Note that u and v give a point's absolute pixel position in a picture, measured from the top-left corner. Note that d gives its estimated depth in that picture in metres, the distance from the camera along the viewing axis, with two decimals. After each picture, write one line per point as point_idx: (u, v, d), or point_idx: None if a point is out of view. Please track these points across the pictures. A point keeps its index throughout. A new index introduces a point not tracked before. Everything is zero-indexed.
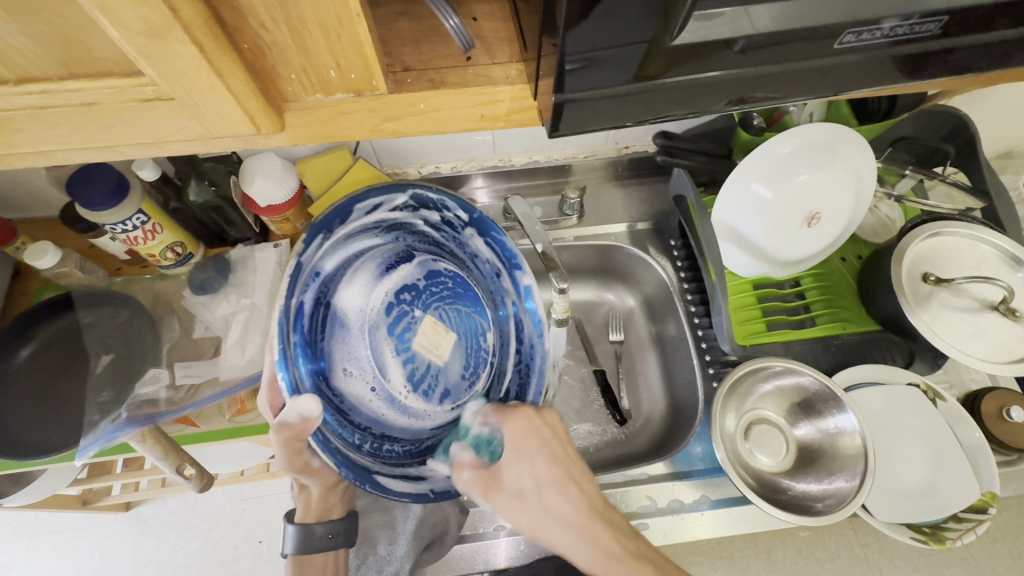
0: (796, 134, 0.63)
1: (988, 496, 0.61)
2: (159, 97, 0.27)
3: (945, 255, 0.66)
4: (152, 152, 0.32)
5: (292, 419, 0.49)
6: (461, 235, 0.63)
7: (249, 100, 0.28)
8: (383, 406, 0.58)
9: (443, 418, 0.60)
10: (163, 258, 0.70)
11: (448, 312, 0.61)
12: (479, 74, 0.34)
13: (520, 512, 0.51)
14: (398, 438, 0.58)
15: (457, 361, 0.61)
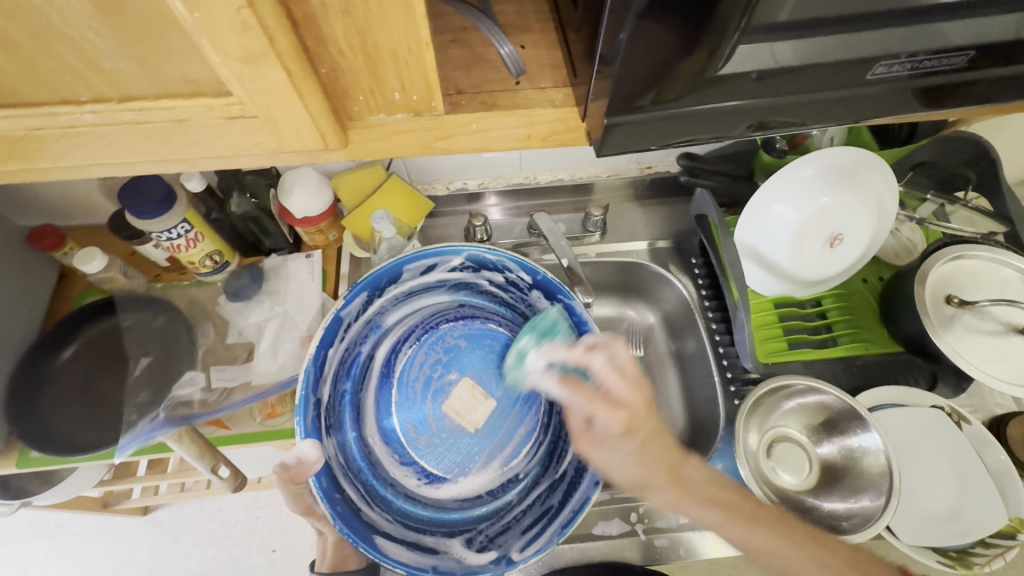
0: (819, 157, 0.64)
1: (1017, 521, 0.60)
2: (242, 115, 0.30)
3: (968, 277, 0.66)
4: (224, 165, 0.35)
5: (291, 461, 0.56)
6: (526, 295, 0.68)
7: (322, 118, 0.31)
8: (411, 463, 0.66)
9: (467, 492, 0.66)
10: (202, 266, 0.73)
11: (487, 380, 0.69)
12: (527, 97, 0.36)
13: (620, 466, 0.51)
14: (421, 502, 0.65)
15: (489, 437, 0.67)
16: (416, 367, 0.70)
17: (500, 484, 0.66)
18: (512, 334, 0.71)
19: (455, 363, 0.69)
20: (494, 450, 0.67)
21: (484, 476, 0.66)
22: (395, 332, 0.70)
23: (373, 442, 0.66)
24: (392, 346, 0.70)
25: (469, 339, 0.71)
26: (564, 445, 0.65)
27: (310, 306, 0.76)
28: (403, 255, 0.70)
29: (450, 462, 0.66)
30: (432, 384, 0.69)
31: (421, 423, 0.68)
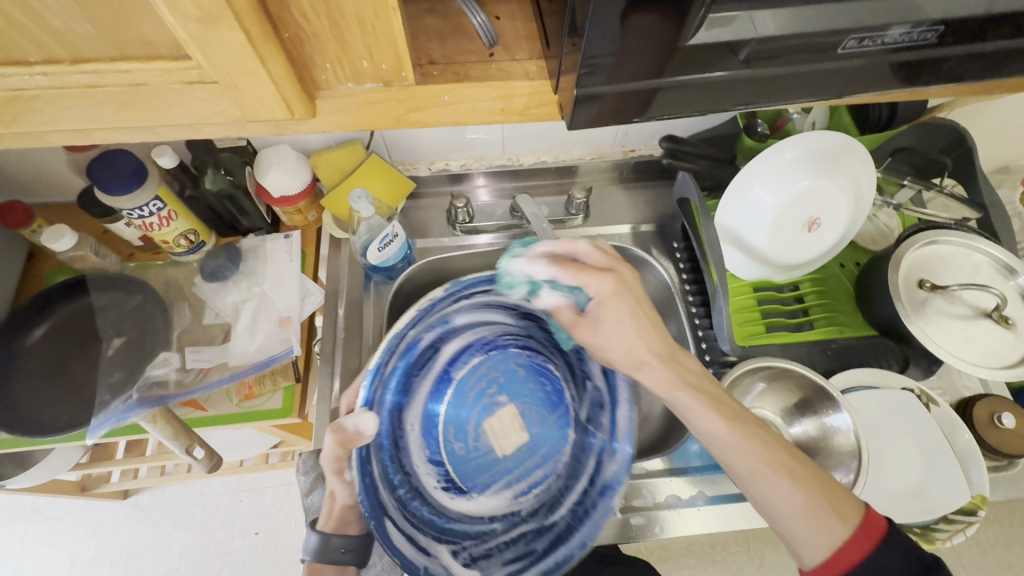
0: (800, 140, 0.64)
1: (978, 499, 0.64)
2: (202, 80, 0.29)
3: (940, 263, 0.68)
4: (188, 135, 0.34)
5: (349, 427, 0.51)
6: (585, 354, 0.62)
7: (287, 86, 0.30)
8: (433, 459, 0.60)
9: (467, 504, 0.60)
10: (177, 245, 0.72)
11: (534, 411, 0.63)
12: (501, 69, 0.36)
13: (623, 339, 0.53)
14: (426, 501, 0.58)
15: (513, 462, 0.62)
16: (475, 376, 0.63)
17: (506, 514, 0.60)
18: (564, 381, 0.63)
19: (507, 388, 0.63)
20: (512, 477, 0.61)
21: (494, 499, 0.60)
22: (483, 339, 0.63)
23: (408, 432, 0.59)
24: (461, 346, 0.62)
25: (525, 372, 0.63)
26: (567, 495, 0.58)
27: (288, 287, 0.75)
28: (382, 236, 0.69)
29: (469, 472, 0.61)
30: (479, 398, 0.63)
31: (460, 433, 0.62)
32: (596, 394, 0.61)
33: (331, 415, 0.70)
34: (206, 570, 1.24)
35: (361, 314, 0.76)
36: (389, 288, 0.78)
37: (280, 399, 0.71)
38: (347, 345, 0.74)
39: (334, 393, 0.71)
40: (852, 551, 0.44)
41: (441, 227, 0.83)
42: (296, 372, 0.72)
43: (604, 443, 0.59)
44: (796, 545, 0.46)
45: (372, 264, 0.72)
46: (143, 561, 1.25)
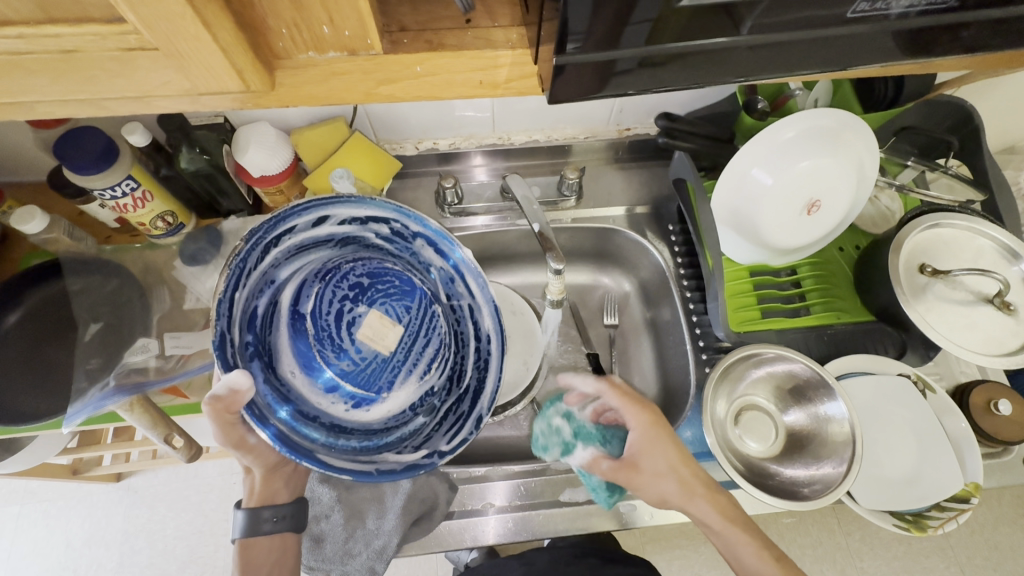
0: (800, 119, 0.62)
1: (972, 486, 0.62)
2: (142, 47, 0.27)
3: (943, 247, 0.65)
4: (138, 108, 0.31)
5: (222, 392, 0.49)
6: (414, 245, 0.56)
7: (237, 53, 0.28)
8: (328, 383, 0.58)
9: (384, 409, 0.59)
10: (154, 228, 0.69)
11: (397, 305, 0.60)
12: (478, 38, 0.33)
13: (660, 482, 0.55)
14: (346, 428, 0.56)
15: (404, 354, 0.60)
16: (327, 303, 0.59)
17: (421, 398, 0.59)
18: (406, 272, 0.59)
19: (365, 296, 0.60)
20: (408, 367, 0.60)
21: (404, 390, 0.60)
22: (311, 281, 0.58)
23: (290, 379, 0.56)
24: (299, 286, 0.57)
25: (370, 279, 0.60)
26: (466, 359, 0.58)
27: None
28: None
29: (368, 380, 0.59)
30: (345, 323, 0.59)
31: (334, 346, 0.59)
32: (443, 276, 0.57)
33: None
34: (201, 550, 1.25)
35: None
36: None
37: None
38: None
39: None
40: None
41: (429, 209, 0.81)
42: None
43: (474, 302, 0.57)
44: None
45: None
46: (138, 543, 1.25)
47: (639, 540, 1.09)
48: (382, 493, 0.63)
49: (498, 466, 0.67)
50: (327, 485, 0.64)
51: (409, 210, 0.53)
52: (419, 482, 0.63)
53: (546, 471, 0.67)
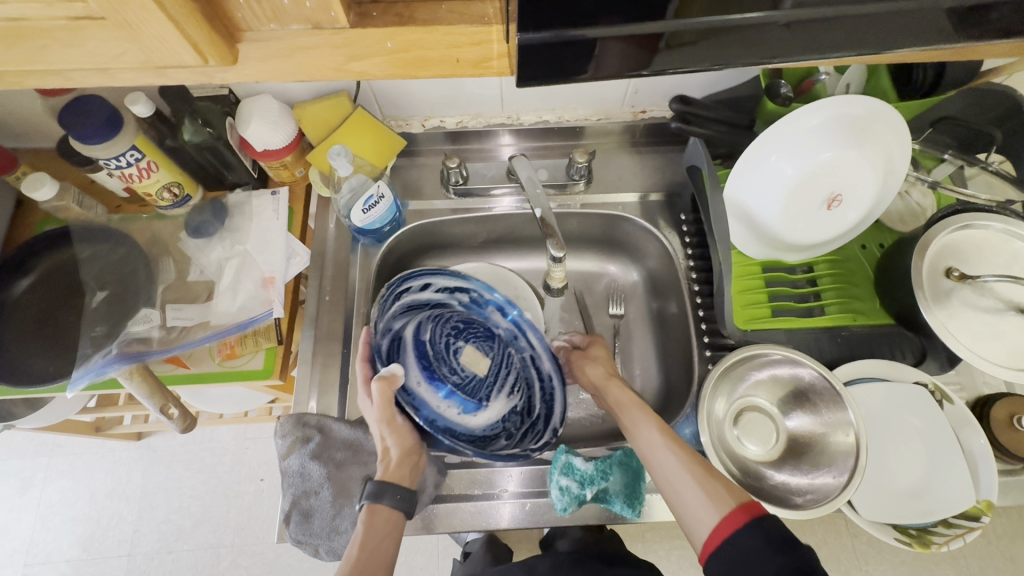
0: (828, 105, 0.58)
1: (984, 504, 0.59)
2: (90, 17, 0.27)
3: (974, 249, 0.61)
4: (101, 79, 0.33)
5: (388, 372, 0.60)
6: (487, 310, 0.67)
7: (189, 24, 0.29)
8: (444, 396, 0.69)
9: (486, 418, 0.69)
10: (161, 198, 0.70)
11: (484, 341, 0.71)
12: (452, 11, 0.34)
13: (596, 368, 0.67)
14: (458, 430, 0.67)
15: (495, 382, 0.70)
16: (433, 340, 0.70)
17: (509, 414, 0.69)
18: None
19: (463, 334, 0.70)
20: (499, 386, 0.70)
21: (497, 404, 0.70)
22: (419, 322, 0.69)
23: (414, 387, 0.67)
24: (414, 326, 0.69)
25: (465, 323, 0.70)
26: (534, 389, 0.67)
27: (273, 247, 0.72)
28: (367, 196, 0.67)
29: (472, 391, 0.70)
30: (451, 351, 0.70)
31: (446, 366, 0.70)
32: (508, 333, 0.67)
33: (312, 377, 0.70)
34: (214, 510, 1.30)
35: (347, 276, 0.75)
36: (378, 251, 0.76)
37: (262, 360, 0.69)
38: (330, 309, 0.73)
39: (315, 356, 0.71)
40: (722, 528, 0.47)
41: (434, 188, 0.80)
42: (279, 333, 0.70)
43: (534, 352, 0.66)
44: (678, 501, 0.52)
45: (357, 226, 0.70)
46: (156, 499, 1.31)
47: (636, 529, 1.08)
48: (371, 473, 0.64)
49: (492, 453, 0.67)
50: (317, 461, 0.63)
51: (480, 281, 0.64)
52: None
53: (540, 461, 0.66)
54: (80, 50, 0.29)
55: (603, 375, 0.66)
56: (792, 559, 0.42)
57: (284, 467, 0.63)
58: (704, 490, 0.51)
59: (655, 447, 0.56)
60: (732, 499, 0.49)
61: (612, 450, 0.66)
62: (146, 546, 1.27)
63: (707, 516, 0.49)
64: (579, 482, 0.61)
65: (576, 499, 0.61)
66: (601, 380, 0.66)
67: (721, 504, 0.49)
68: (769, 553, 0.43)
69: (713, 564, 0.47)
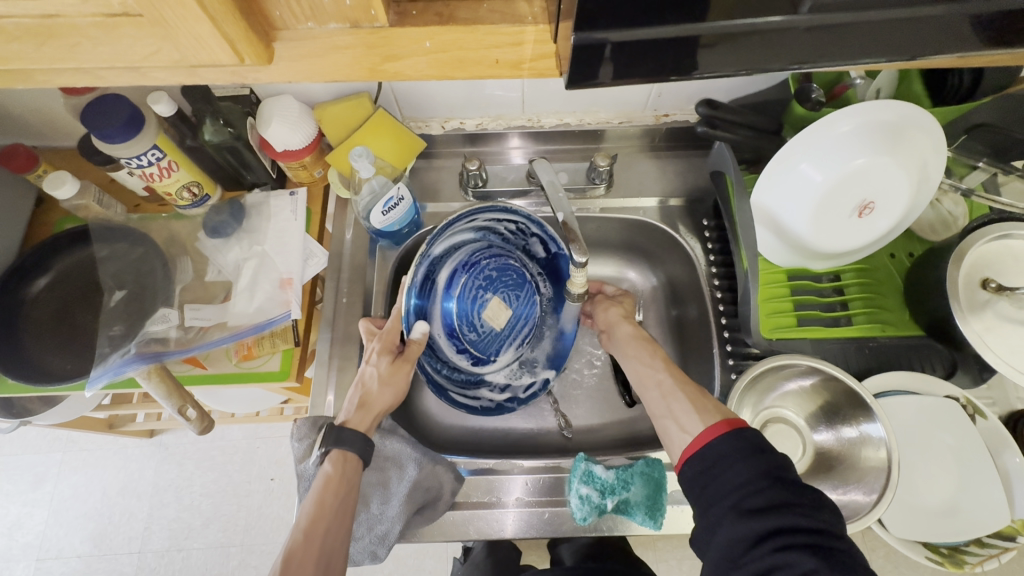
0: (858, 112, 0.56)
1: (1019, 524, 0.57)
2: (125, 13, 0.27)
3: (1010, 260, 0.59)
4: (135, 78, 0.33)
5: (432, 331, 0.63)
6: (528, 240, 0.71)
7: (226, 22, 0.28)
8: (463, 337, 0.70)
9: (493, 363, 0.72)
10: (180, 198, 0.70)
11: (513, 291, 0.70)
12: (492, 10, 0.34)
13: (608, 313, 0.69)
14: (464, 370, 0.71)
15: (511, 329, 0.71)
16: (467, 279, 0.69)
17: (514, 362, 0.73)
18: (522, 266, 0.71)
19: (493, 285, 0.69)
20: (512, 339, 0.72)
21: (507, 353, 0.72)
22: (454, 257, 0.69)
23: (436, 334, 0.70)
24: (450, 263, 0.69)
25: (499, 272, 0.69)
26: (540, 345, 0.74)
27: (291, 248, 0.72)
28: (387, 198, 0.66)
29: (486, 345, 0.71)
30: (476, 307, 0.69)
31: (470, 310, 0.69)
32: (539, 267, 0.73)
33: (329, 380, 0.69)
34: (224, 509, 1.30)
35: (364, 278, 0.75)
36: (395, 253, 0.76)
37: (279, 362, 0.69)
38: (347, 311, 0.73)
39: (331, 359, 0.70)
40: (700, 434, 0.48)
41: (453, 191, 0.79)
42: (296, 335, 0.70)
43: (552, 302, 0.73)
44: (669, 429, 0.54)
45: (376, 227, 0.69)
46: (166, 496, 1.31)
47: (647, 536, 1.07)
48: (388, 478, 0.61)
49: (508, 460, 0.66)
50: None
51: (535, 219, 0.67)
52: (425, 471, 0.61)
53: (558, 468, 0.65)
54: (116, 48, 0.29)
55: (615, 315, 0.68)
56: (766, 462, 0.44)
57: (300, 471, 0.62)
58: (693, 406, 0.53)
59: (652, 371, 0.60)
60: (717, 415, 0.51)
61: (632, 459, 0.64)
62: (156, 543, 1.27)
63: (694, 425, 0.51)
64: (599, 491, 0.61)
65: (596, 508, 0.60)
66: (609, 318, 0.69)
67: (708, 417, 0.51)
68: (745, 456, 0.45)
69: (687, 466, 0.48)
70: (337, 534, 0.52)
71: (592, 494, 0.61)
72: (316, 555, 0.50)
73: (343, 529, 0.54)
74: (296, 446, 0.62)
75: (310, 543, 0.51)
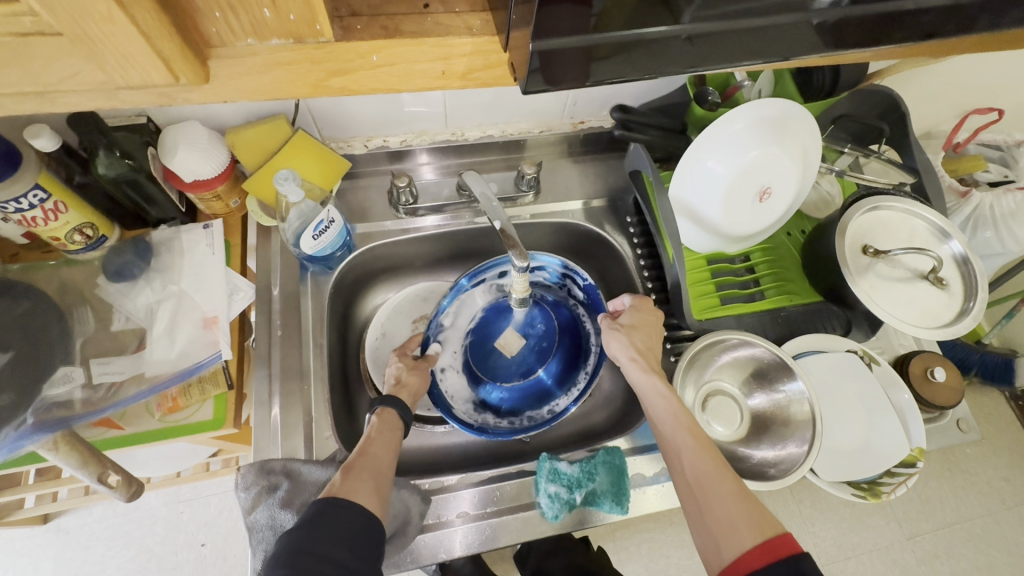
0: (747, 110, 0.64)
1: (918, 451, 0.67)
2: (41, 30, 0.26)
3: (881, 227, 0.69)
4: (41, 105, 0.30)
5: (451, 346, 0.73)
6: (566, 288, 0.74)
7: (159, 38, 0.28)
8: (477, 372, 0.72)
9: (496, 403, 0.71)
10: (70, 241, 0.62)
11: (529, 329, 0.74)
12: (438, 22, 0.35)
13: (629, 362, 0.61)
14: (472, 405, 0.70)
15: (526, 367, 0.72)
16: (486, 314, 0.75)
17: (516, 404, 0.71)
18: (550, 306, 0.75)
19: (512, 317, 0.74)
20: (523, 380, 0.72)
21: (512, 393, 0.71)
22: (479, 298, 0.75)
23: (450, 369, 0.72)
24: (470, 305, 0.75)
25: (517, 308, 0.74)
26: (546, 399, 0.71)
27: (212, 284, 0.67)
28: (316, 222, 0.63)
29: (494, 376, 0.72)
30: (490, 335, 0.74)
31: (489, 344, 0.73)
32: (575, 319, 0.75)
33: (271, 421, 0.65)
34: None
35: (298, 308, 0.71)
36: (329, 278, 0.73)
37: (211, 409, 0.63)
38: (283, 344, 0.68)
39: (272, 398, 0.66)
40: (746, 552, 0.44)
41: (382, 210, 0.78)
42: (228, 378, 0.65)
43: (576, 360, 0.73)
44: (701, 525, 0.49)
45: (307, 253, 0.67)
46: None
47: (607, 528, 1.10)
48: None
49: (471, 473, 0.65)
50: (291, 510, 0.57)
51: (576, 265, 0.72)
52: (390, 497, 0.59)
53: (520, 473, 0.66)
54: (27, 68, 0.27)
55: (630, 356, 0.62)
56: None
57: (251, 522, 0.58)
58: (735, 510, 0.47)
59: (683, 449, 0.54)
60: (763, 527, 0.46)
61: (592, 450, 0.66)
62: None
63: (733, 537, 0.46)
64: (567, 486, 0.62)
65: (566, 504, 0.61)
66: (625, 358, 0.62)
67: (753, 532, 0.45)
68: None
69: None
70: (388, 459, 0.55)
71: (551, 488, 0.62)
72: (371, 469, 0.52)
73: (392, 464, 0.55)
74: (244, 497, 0.58)
75: (365, 459, 0.53)
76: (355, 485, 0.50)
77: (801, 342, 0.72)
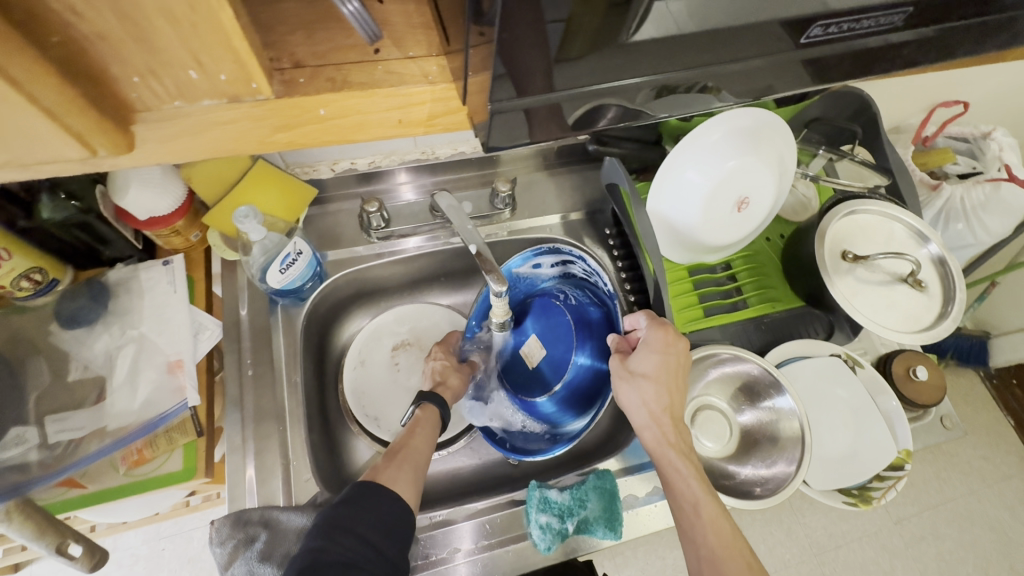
0: (723, 121, 0.62)
1: (905, 453, 0.68)
2: None
3: (859, 232, 0.69)
4: None
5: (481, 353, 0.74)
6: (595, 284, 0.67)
7: (70, 114, 0.26)
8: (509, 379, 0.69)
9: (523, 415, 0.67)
10: (17, 289, 0.57)
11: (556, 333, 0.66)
12: (389, 73, 0.33)
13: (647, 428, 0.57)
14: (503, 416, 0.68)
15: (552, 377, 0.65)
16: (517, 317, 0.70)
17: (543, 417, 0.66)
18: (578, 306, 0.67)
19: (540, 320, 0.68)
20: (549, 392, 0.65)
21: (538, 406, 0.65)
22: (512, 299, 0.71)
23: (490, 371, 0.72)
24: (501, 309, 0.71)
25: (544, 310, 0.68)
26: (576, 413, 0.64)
27: (175, 325, 0.64)
28: (283, 255, 0.61)
29: (522, 386, 0.67)
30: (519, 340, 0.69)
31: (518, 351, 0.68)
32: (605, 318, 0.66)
33: (247, 467, 0.62)
34: None
35: (270, 344, 0.68)
36: (301, 310, 0.70)
37: (180, 460, 0.60)
38: (256, 385, 0.65)
39: (247, 442, 0.63)
40: None
41: (354, 234, 0.75)
42: (197, 425, 0.61)
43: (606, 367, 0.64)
44: None
45: (275, 287, 0.64)
46: None
47: None
48: None
49: (461, 505, 0.63)
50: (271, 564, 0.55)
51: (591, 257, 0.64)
52: None
53: (511, 503, 0.64)
54: None
55: (646, 420, 0.57)
56: None
57: None
58: None
59: (702, 536, 0.52)
60: None
61: (583, 474, 0.65)
62: None
63: None
64: (558, 516, 0.60)
65: (558, 534, 0.60)
66: (641, 419, 0.57)
67: None
68: None
69: None
70: (425, 454, 0.58)
71: (541, 518, 0.60)
72: (411, 461, 0.56)
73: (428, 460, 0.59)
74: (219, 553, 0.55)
75: (404, 453, 0.57)
76: (393, 477, 0.53)
77: (794, 352, 0.71)
